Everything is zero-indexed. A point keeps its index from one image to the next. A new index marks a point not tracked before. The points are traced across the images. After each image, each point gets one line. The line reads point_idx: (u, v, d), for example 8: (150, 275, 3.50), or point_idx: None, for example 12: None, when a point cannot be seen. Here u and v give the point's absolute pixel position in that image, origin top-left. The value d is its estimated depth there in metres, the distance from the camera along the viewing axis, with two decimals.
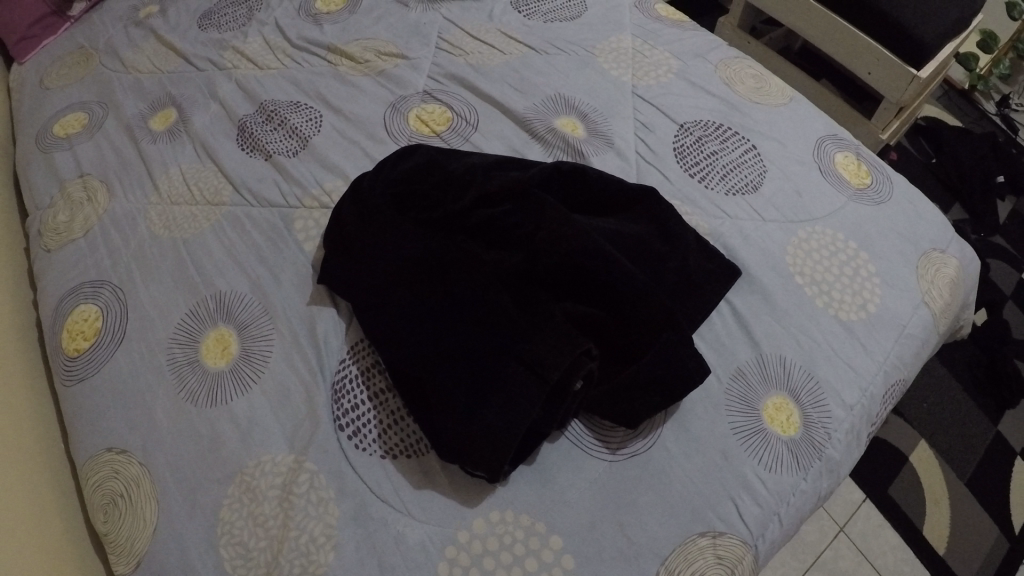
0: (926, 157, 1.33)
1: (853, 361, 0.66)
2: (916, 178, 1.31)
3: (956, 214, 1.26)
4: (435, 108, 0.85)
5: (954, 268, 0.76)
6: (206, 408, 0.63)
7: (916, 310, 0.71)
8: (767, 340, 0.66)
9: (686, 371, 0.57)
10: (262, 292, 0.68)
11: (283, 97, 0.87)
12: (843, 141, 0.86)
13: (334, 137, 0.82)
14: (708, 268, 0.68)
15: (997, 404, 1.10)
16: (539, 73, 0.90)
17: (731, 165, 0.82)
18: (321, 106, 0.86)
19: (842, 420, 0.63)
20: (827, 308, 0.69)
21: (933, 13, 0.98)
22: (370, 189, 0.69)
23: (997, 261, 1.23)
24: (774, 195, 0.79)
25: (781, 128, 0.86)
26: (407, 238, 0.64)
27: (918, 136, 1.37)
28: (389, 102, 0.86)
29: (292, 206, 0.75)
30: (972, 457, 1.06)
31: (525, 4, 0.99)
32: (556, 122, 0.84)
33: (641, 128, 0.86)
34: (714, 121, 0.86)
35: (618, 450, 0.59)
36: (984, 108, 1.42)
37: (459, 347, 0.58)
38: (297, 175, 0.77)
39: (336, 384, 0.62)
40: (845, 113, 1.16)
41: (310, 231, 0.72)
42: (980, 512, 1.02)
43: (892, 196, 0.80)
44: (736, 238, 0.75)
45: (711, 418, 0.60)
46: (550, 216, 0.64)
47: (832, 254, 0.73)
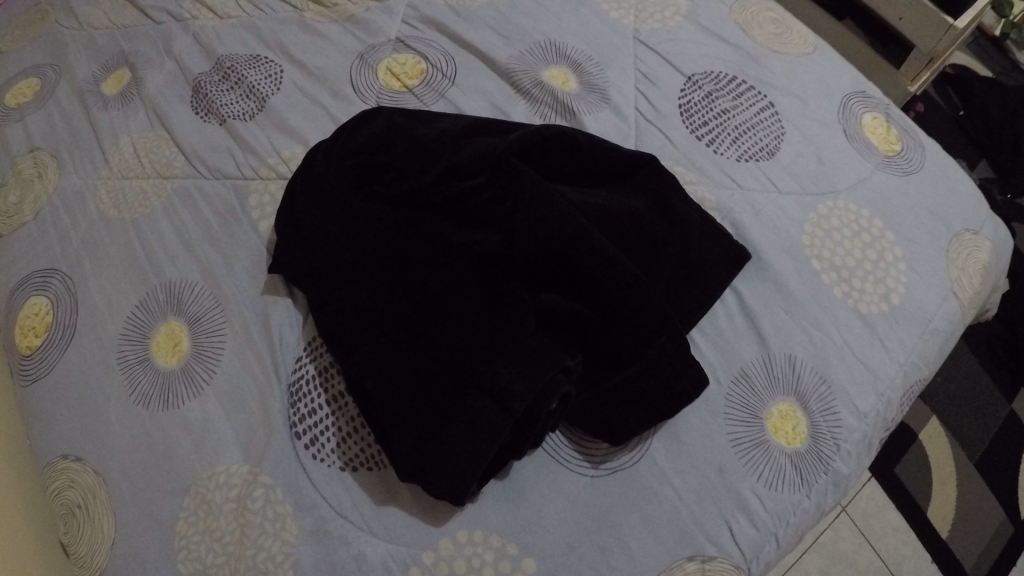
0: (953, 109, 1.20)
1: (870, 361, 0.59)
2: (941, 133, 1.18)
3: (981, 173, 1.14)
4: (408, 59, 0.76)
5: (988, 251, 0.68)
6: (158, 412, 0.58)
7: (944, 302, 0.63)
8: (777, 336, 0.58)
9: (677, 388, 0.51)
10: (214, 279, 0.62)
11: (243, 50, 0.78)
12: (872, 99, 0.76)
13: (296, 96, 0.73)
14: (713, 253, 0.60)
15: (1013, 380, 1.03)
16: (528, 16, 0.79)
17: (745, 126, 0.72)
18: (283, 59, 0.77)
19: (853, 429, 0.57)
20: (846, 298, 0.61)
21: None
22: (327, 161, 0.62)
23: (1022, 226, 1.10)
24: (792, 162, 0.70)
25: (802, 80, 0.76)
26: (367, 220, 0.57)
27: (946, 86, 1.23)
28: (356, 53, 0.76)
29: (247, 178, 0.68)
30: (985, 436, 1.00)
31: None
32: (544, 74, 0.75)
33: (643, 80, 0.76)
34: (726, 73, 0.76)
35: (601, 465, 0.53)
36: (1017, 57, 1.27)
37: (420, 351, 0.52)
38: (253, 144, 0.69)
39: (292, 386, 0.56)
40: (870, 60, 1.04)
41: (267, 209, 0.65)
42: (988, 494, 0.97)
43: (924, 165, 0.71)
44: (746, 213, 0.66)
45: (707, 428, 0.54)
46: (529, 193, 0.56)
47: (854, 234, 0.65)
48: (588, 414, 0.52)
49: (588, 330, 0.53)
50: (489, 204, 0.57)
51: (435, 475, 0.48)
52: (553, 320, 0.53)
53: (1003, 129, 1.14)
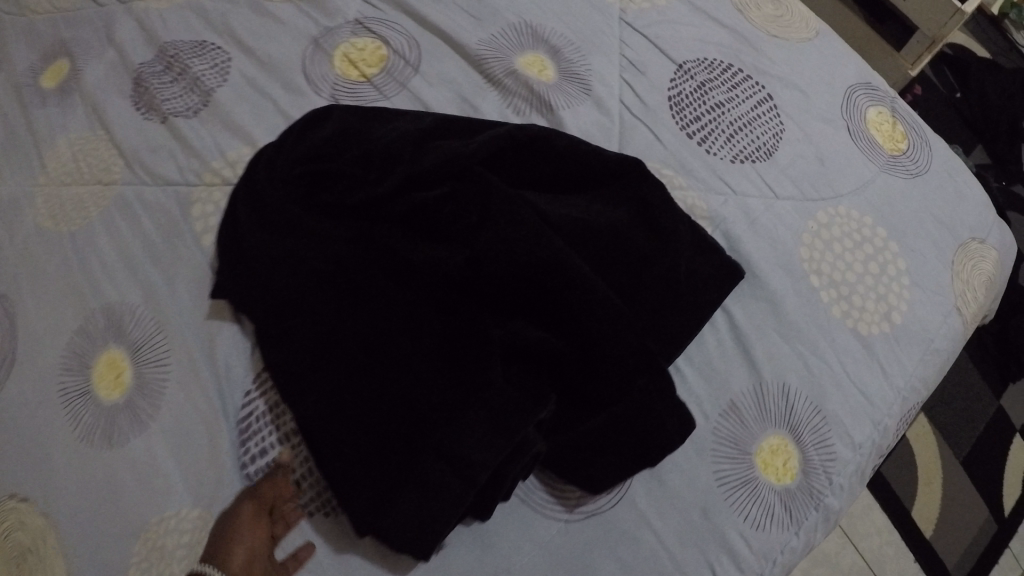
0: (951, 91, 1.14)
1: (867, 388, 0.55)
2: (937, 116, 1.11)
3: (978, 159, 1.08)
4: (367, 43, 0.69)
5: (993, 262, 0.64)
6: (103, 451, 0.54)
7: (946, 320, 0.60)
8: (769, 363, 0.54)
9: (663, 434, 0.48)
10: (156, 302, 0.56)
11: (186, 33, 0.70)
12: (878, 91, 0.70)
13: (244, 88, 0.66)
14: (703, 272, 0.55)
15: (1001, 376, 1.00)
16: None
17: (741, 121, 0.67)
18: (230, 43, 0.69)
19: (847, 462, 0.53)
20: (845, 318, 0.57)
21: None
22: (274, 169, 0.56)
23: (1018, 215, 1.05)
24: (791, 164, 0.64)
25: (802, 70, 0.70)
26: (317, 238, 0.53)
27: (941, 66, 1.17)
28: (310, 37, 0.69)
29: (190, 184, 0.61)
30: (971, 434, 0.97)
31: None
32: (518, 62, 0.68)
33: (629, 68, 0.69)
34: (720, 60, 0.70)
35: (575, 509, 0.49)
36: (1014, 39, 1.24)
37: (376, 387, 0.48)
38: (196, 144, 0.62)
39: (243, 423, 0.52)
40: (866, 40, 0.98)
41: (211, 220, 0.59)
42: (972, 493, 0.94)
43: (930, 167, 0.66)
44: (740, 223, 0.61)
45: (691, 467, 0.50)
46: (496, 207, 0.51)
47: (855, 244, 0.60)
48: (560, 453, 0.48)
49: (559, 363, 0.48)
50: (451, 218, 0.52)
51: (392, 525, 0.45)
52: (520, 350, 0.48)
53: (1000, 115, 1.10)
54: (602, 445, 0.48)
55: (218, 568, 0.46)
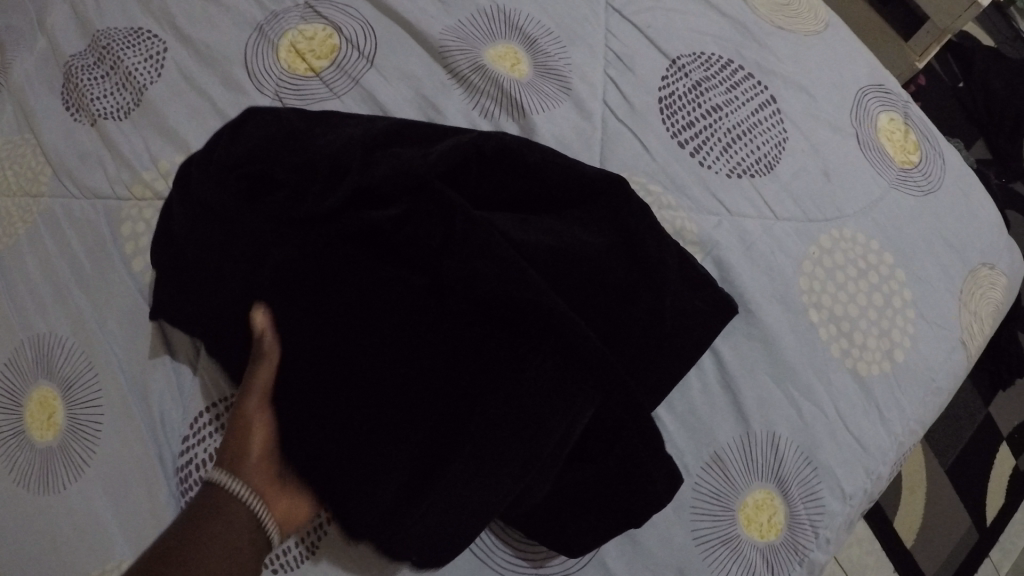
0: (953, 80, 1.08)
1: (863, 435, 0.51)
2: (940, 109, 1.06)
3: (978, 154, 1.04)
4: (317, 30, 0.60)
5: (1002, 289, 0.60)
6: (40, 497, 0.49)
7: (950, 356, 0.55)
8: (758, 410, 0.50)
9: (641, 493, 0.45)
10: (85, 334, 0.52)
11: (118, 17, 0.63)
12: (891, 94, 0.64)
13: (180, 84, 0.59)
14: (692, 308, 0.50)
15: (991, 382, 0.96)
16: None
17: (741, 128, 0.59)
18: (165, 29, 0.61)
19: (836, 514, 0.50)
20: (844, 358, 0.52)
21: None
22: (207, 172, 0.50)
23: (1015, 214, 1.01)
24: (794, 179, 0.58)
25: (809, 69, 0.63)
26: (256, 257, 0.47)
27: (946, 54, 1.10)
28: (255, 23, 0.60)
29: (120, 198, 0.55)
30: (956, 442, 0.93)
31: None
32: (486, 54, 0.59)
33: (615, 63, 0.61)
34: (717, 54, 0.62)
35: (544, 564, 0.47)
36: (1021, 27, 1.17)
37: (346, 411, 0.44)
38: (127, 153, 0.56)
39: (181, 472, 0.48)
40: (871, 27, 0.91)
41: (141, 241, 0.54)
42: (955, 502, 0.91)
43: (942, 184, 0.61)
44: (735, 249, 0.55)
45: (669, 525, 0.47)
46: (461, 232, 0.45)
47: (860, 272, 0.55)
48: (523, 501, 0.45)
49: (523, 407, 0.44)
50: (411, 238, 0.46)
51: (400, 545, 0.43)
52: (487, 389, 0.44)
53: (1005, 108, 1.03)
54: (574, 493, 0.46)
55: (234, 479, 0.41)
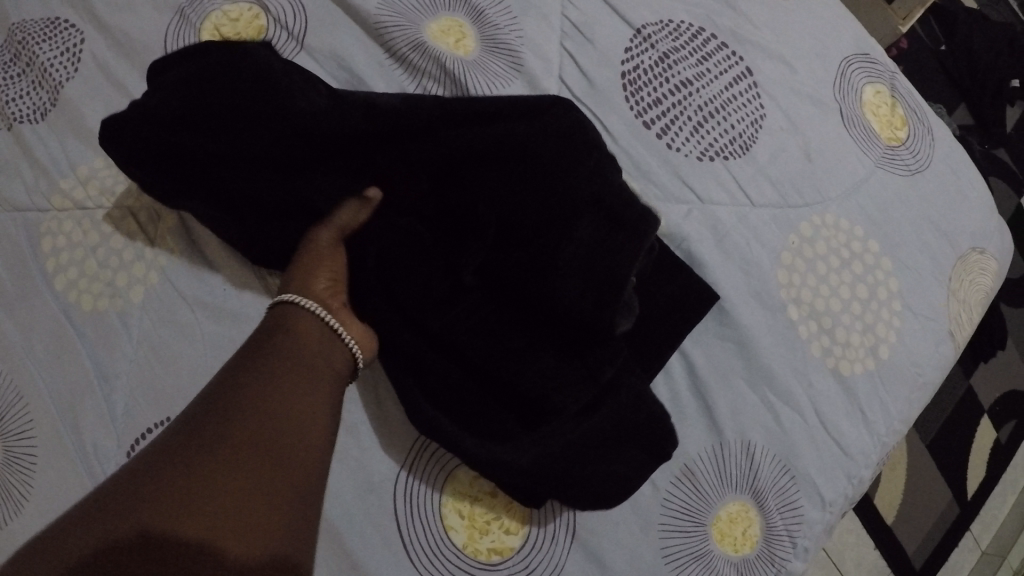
0: (935, 43, 1.08)
1: (844, 439, 0.48)
2: (924, 75, 1.07)
3: (961, 119, 1.05)
4: (242, 10, 0.54)
5: (991, 275, 0.56)
6: None
7: (938, 348, 0.52)
8: (731, 419, 0.47)
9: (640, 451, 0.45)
10: (10, 358, 0.48)
11: (27, 3, 0.57)
12: (877, 64, 0.59)
13: (99, 82, 0.54)
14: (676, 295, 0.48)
15: (972, 356, 0.93)
16: None
17: (713, 107, 0.54)
18: (81, 17, 0.55)
19: (816, 523, 0.47)
20: (825, 357, 0.49)
21: None
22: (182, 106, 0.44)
23: (997, 179, 1.03)
24: (772, 162, 0.53)
25: (787, 37, 0.58)
26: (264, 190, 0.43)
27: (929, 16, 1.10)
28: (178, 6, 0.55)
29: (39, 209, 0.51)
30: (940, 418, 0.91)
31: None
32: (429, 30, 0.54)
33: (574, 36, 0.55)
34: (687, 24, 0.56)
35: (515, 560, 0.44)
36: None
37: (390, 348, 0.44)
38: (45, 160, 0.52)
39: None
40: None
41: (63, 256, 0.50)
42: (935, 477, 0.89)
43: (929, 163, 0.57)
44: (706, 243, 0.51)
45: (637, 542, 0.45)
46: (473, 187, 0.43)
47: (843, 263, 0.51)
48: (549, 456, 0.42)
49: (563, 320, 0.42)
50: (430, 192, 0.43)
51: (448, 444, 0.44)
52: (521, 302, 0.43)
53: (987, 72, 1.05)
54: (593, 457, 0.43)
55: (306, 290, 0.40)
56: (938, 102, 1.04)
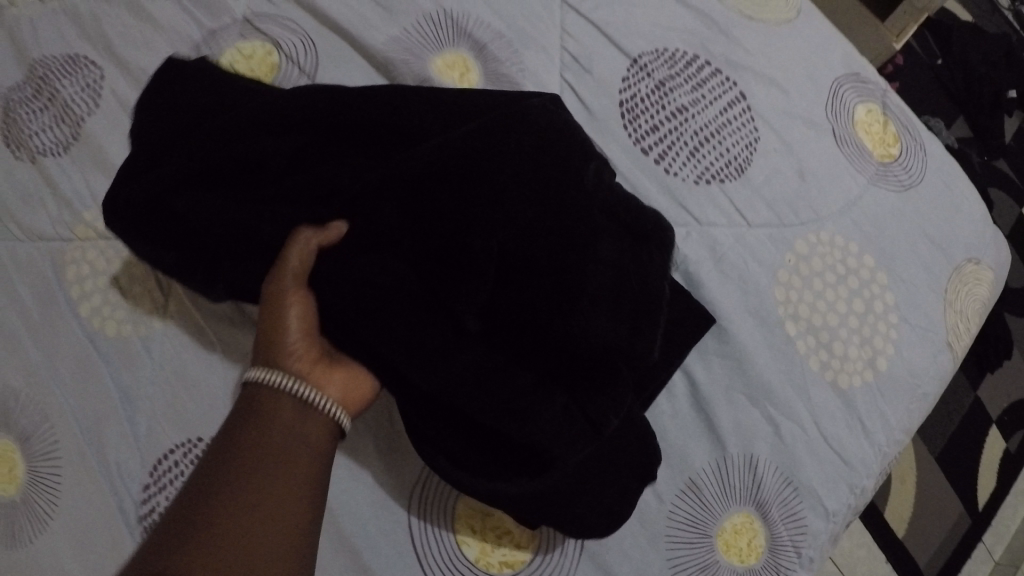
0: (931, 57, 1.09)
1: (845, 450, 0.50)
2: (921, 88, 1.07)
3: (959, 131, 1.06)
4: (256, 47, 0.57)
5: (988, 285, 0.58)
6: None
7: (936, 359, 0.53)
8: (734, 432, 0.48)
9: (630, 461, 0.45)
10: (36, 383, 0.50)
11: (47, 40, 0.59)
12: (867, 84, 0.62)
13: (119, 116, 0.57)
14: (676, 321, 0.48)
15: (978, 367, 0.94)
16: None
17: (709, 132, 0.56)
18: (101, 54, 0.58)
19: (820, 533, 0.48)
20: (824, 371, 0.50)
21: None
22: (156, 158, 0.46)
23: (997, 190, 1.05)
24: (767, 183, 0.55)
25: (780, 61, 0.60)
26: (227, 220, 0.42)
27: (923, 31, 1.12)
28: (194, 45, 0.57)
29: (62, 239, 0.53)
30: (947, 429, 0.91)
31: None
32: (436, 66, 0.57)
33: (573, 67, 0.58)
34: (683, 52, 0.59)
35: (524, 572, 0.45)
36: None
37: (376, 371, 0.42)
38: (69, 192, 0.55)
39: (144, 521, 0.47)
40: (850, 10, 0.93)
41: (86, 284, 0.52)
42: (945, 489, 0.89)
43: (923, 178, 0.59)
44: (705, 263, 0.52)
45: (645, 554, 0.46)
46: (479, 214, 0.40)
47: (839, 280, 0.53)
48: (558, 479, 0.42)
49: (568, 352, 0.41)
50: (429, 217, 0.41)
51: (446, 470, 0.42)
52: (533, 334, 0.41)
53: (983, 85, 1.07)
54: (587, 486, 0.43)
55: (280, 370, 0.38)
56: (936, 115, 1.06)
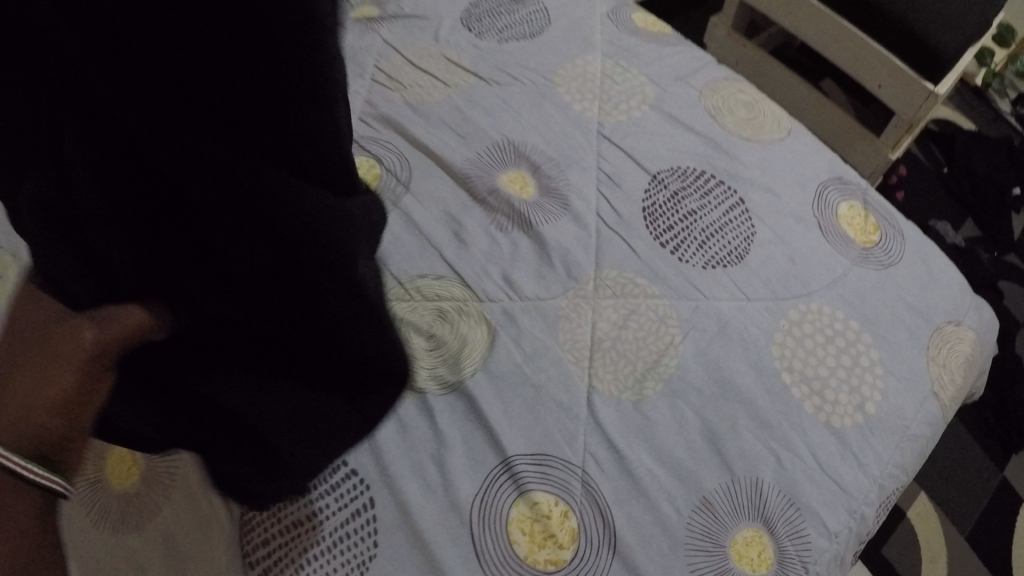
0: (937, 166, 1.23)
1: (842, 479, 0.58)
2: (929, 192, 1.20)
3: (968, 231, 1.17)
4: (362, 161, 0.75)
5: (970, 343, 0.67)
6: (115, 534, 0.59)
7: (923, 406, 0.62)
8: (741, 460, 0.58)
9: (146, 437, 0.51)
10: None
11: None
12: (849, 185, 0.75)
13: None
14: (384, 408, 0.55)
15: (1004, 448, 0.99)
16: (486, 113, 0.79)
17: (713, 228, 0.70)
18: None
19: (823, 550, 0.56)
20: (817, 413, 0.60)
21: (958, 22, 0.99)
22: (116, 55, 0.28)
23: (1009, 283, 1.13)
24: (763, 266, 0.68)
25: (774, 172, 0.75)
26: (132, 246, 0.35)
27: (928, 141, 1.26)
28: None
29: None
30: (976, 509, 0.95)
31: (477, 21, 0.88)
32: (501, 180, 0.74)
33: (606, 181, 0.74)
34: (694, 168, 0.75)
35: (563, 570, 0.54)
36: (999, 106, 1.43)
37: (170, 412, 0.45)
38: None
39: (245, 525, 0.57)
40: (851, 130, 1.16)
41: None
42: (979, 568, 0.91)
43: (902, 257, 0.70)
44: (711, 329, 0.64)
45: (668, 561, 0.54)
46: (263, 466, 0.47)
47: (828, 340, 0.63)
48: None
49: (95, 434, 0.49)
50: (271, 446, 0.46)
51: None
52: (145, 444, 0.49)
53: (988, 185, 1.20)
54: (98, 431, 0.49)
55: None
56: (945, 217, 1.17)
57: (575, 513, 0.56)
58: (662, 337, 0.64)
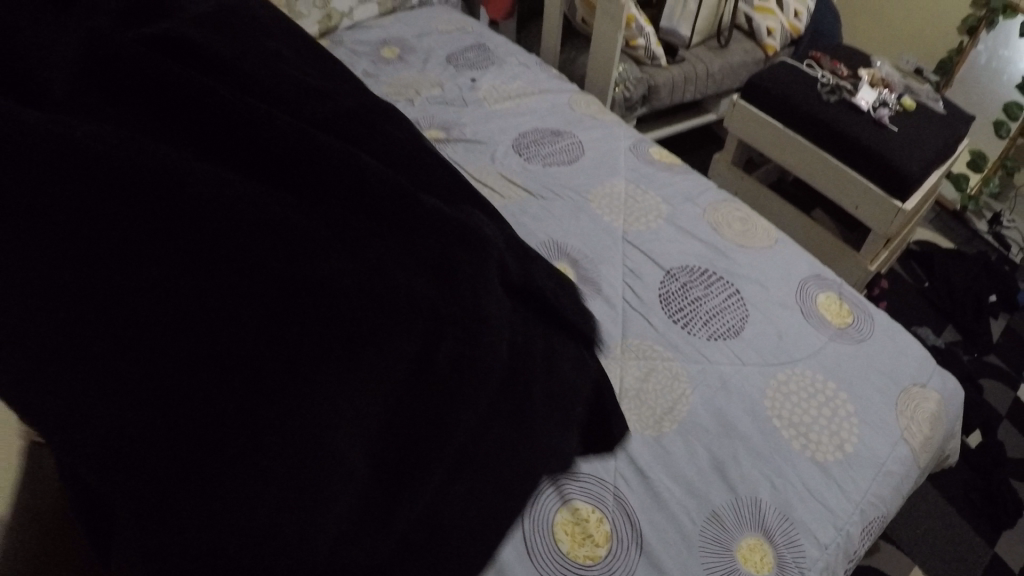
0: (920, 282, 1.43)
1: (827, 501, 0.72)
2: (910, 302, 1.39)
3: (950, 336, 1.33)
4: None
5: (934, 403, 0.82)
6: None
7: (894, 448, 0.77)
8: (744, 484, 0.72)
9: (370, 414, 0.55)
10: None
11: None
12: (826, 281, 0.95)
13: None
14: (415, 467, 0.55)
15: (993, 525, 1.09)
16: (534, 218, 1.02)
17: (715, 310, 0.89)
18: None
19: (815, 558, 0.69)
20: (804, 449, 0.75)
21: (916, 152, 1.23)
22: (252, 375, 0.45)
23: (988, 379, 1.28)
24: (755, 338, 0.86)
25: (762, 268, 0.95)
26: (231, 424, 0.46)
27: (912, 262, 1.47)
28: None
29: None
30: None
31: (526, 149, 1.15)
32: None
33: (629, 274, 0.95)
34: (700, 266, 0.95)
35: (603, 564, 0.67)
36: (975, 226, 1.64)
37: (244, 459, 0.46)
38: None
39: None
40: (836, 245, 1.37)
41: None
42: None
43: (872, 335, 0.88)
44: (716, 387, 0.81)
45: (685, 559, 0.67)
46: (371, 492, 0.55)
47: (810, 396, 0.80)
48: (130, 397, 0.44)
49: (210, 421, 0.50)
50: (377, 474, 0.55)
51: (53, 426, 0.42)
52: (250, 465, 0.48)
53: (966, 295, 1.37)
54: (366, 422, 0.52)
55: None
56: (926, 323, 1.35)
57: (609, 520, 0.70)
58: (677, 389, 0.81)
